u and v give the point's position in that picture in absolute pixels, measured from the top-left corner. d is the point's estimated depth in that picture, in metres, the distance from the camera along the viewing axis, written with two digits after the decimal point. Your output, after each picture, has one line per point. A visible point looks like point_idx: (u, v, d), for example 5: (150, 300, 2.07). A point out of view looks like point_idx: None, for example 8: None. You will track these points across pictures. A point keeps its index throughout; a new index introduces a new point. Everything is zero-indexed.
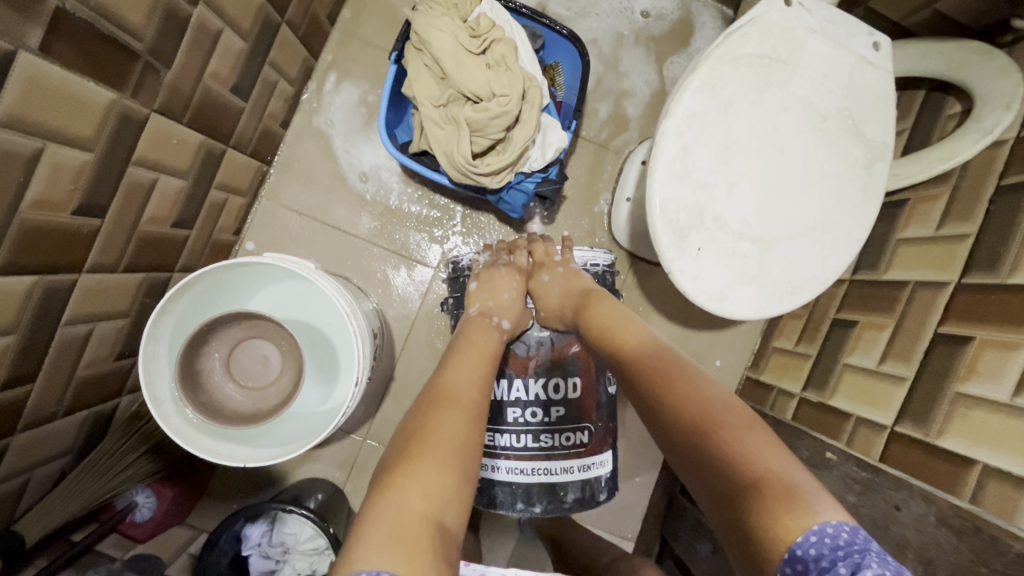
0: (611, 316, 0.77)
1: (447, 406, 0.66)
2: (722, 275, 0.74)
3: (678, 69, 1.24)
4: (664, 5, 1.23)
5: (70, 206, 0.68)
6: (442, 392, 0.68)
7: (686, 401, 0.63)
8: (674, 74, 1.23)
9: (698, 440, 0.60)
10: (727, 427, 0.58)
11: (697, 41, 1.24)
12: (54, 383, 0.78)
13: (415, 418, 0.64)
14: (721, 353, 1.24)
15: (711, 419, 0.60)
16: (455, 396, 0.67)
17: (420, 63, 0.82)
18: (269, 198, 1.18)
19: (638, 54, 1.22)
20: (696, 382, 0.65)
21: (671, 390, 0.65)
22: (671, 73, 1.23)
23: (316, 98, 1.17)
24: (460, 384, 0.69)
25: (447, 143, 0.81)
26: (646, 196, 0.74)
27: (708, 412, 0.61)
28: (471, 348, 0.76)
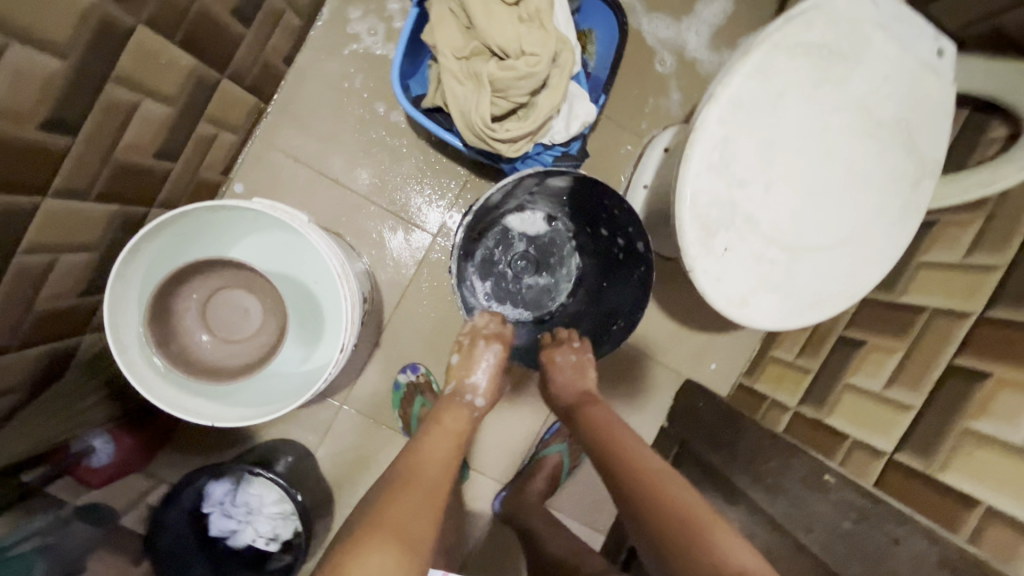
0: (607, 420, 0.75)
1: (422, 499, 0.64)
2: (745, 280, 0.70)
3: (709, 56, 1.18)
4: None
5: (36, 120, 0.60)
6: (421, 482, 0.66)
7: (663, 504, 0.62)
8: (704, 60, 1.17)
9: (678, 545, 0.59)
10: (699, 527, 0.60)
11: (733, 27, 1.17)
12: (8, 315, 0.71)
13: (386, 507, 0.62)
14: (717, 356, 1.21)
15: (676, 529, 0.60)
16: (425, 483, 0.66)
17: (444, 7, 0.73)
18: (263, 139, 1.09)
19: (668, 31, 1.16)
20: (664, 486, 0.64)
21: (646, 491, 0.64)
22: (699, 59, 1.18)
23: (325, 36, 1.08)
24: (438, 477, 0.68)
25: (464, 101, 0.73)
26: (677, 186, 0.68)
27: (667, 520, 0.61)
28: (438, 429, 0.75)
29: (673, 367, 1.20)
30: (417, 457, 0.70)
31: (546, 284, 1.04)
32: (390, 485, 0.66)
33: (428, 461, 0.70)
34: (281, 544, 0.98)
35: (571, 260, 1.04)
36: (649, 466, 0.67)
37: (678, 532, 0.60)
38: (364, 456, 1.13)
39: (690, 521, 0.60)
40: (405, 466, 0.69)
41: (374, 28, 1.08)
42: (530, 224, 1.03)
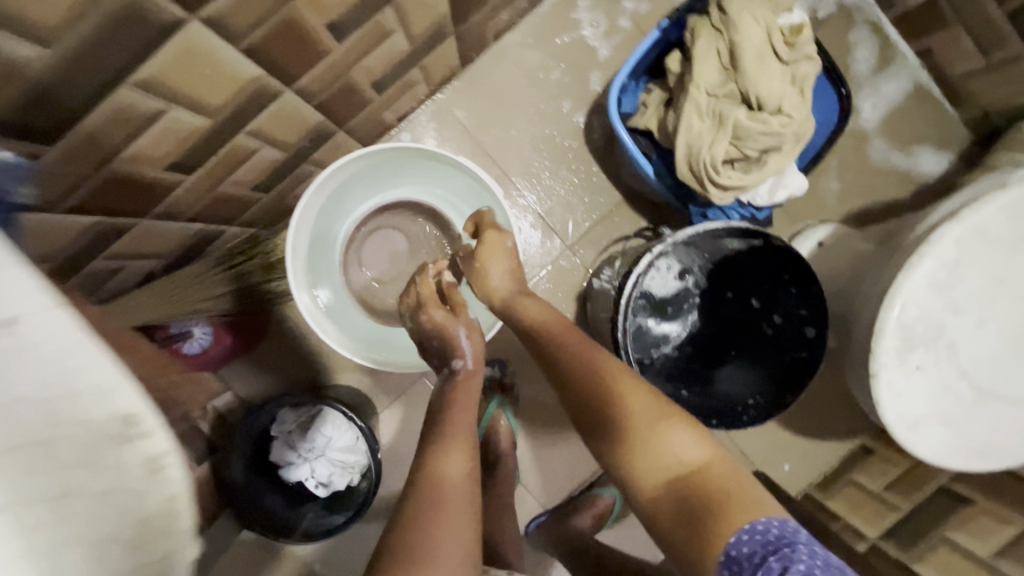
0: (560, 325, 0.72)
1: (444, 508, 0.58)
2: (924, 405, 0.68)
3: (884, 153, 1.12)
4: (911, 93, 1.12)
5: (330, 17, 0.60)
6: (439, 490, 0.60)
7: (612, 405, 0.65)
8: (878, 160, 1.12)
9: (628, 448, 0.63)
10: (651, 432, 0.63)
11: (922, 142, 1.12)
12: (200, 185, 0.71)
13: (406, 528, 0.57)
14: (793, 458, 1.16)
15: (608, 407, 0.65)
16: (453, 495, 0.60)
17: (712, 42, 0.73)
18: (442, 100, 1.10)
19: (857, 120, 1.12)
20: (615, 391, 0.65)
21: (598, 399, 0.66)
22: (873, 152, 1.12)
23: (536, 27, 1.10)
24: (455, 479, 0.61)
25: (700, 137, 0.73)
26: (892, 290, 0.66)
27: (602, 394, 0.65)
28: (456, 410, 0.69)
29: (747, 455, 1.16)
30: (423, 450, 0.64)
31: (653, 335, 0.87)
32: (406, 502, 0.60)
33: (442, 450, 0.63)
34: (328, 492, 0.95)
35: (689, 314, 0.88)
36: (584, 358, 0.68)
37: (610, 412, 0.65)
38: None
39: (608, 394, 0.65)
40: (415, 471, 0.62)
41: (597, 21, 1.11)
42: (668, 267, 0.86)
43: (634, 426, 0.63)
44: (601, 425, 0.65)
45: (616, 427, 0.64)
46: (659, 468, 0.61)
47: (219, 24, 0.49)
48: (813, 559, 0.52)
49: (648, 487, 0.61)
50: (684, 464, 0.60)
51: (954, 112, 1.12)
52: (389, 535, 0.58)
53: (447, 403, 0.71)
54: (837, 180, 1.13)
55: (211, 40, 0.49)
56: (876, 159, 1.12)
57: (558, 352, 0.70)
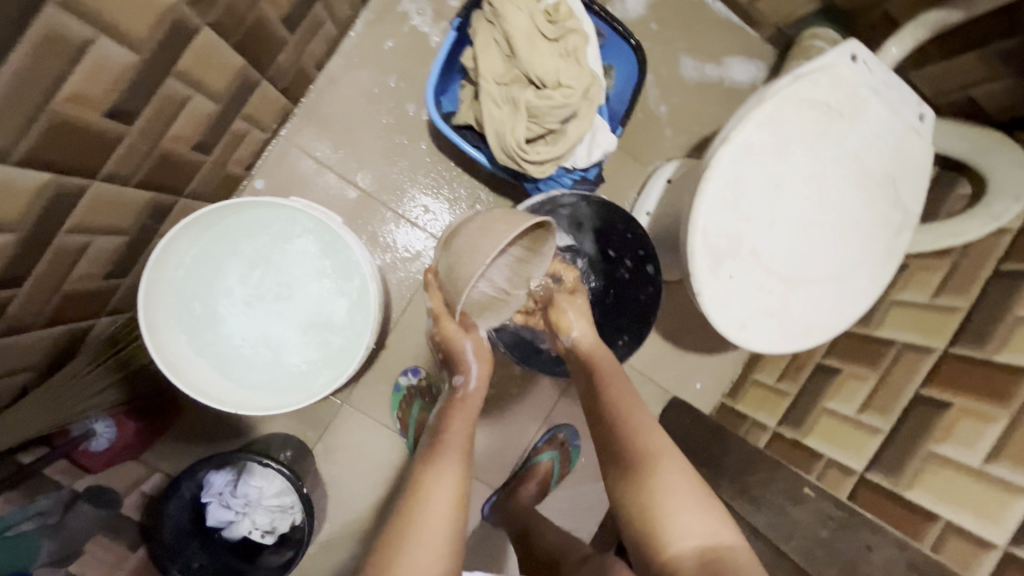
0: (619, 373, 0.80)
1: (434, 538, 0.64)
2: (747, 307, 0.77)
3: (701, 74, 1.23)
4: (711, 18, 1.22)
5: (105, 106, 0.62)
6: (425, 501, 0.66)
7: (636, 443, 0.73)
8: (693, 78, 1.23)
9: (649, 507, 0.69)
10: (660, 474, 0.70)
11: (732, 55, 1.23)
12: (40, 292, 0.72)
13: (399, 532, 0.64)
14: (702, 376, 1.27)
15: (653, 471, 0.70)
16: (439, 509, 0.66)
17: (487, 36, 0.79)
18: (286, 138, 1.12)
19: (675, 57, 1.21)
20: (659, 446, 0.72)
21: (636, 436, 0.73)
22: (685, 73, 1.22)
23: (359, 45, 1.13)
24: (441, 491, 0.67)
25: (499, 124, 0.79)
26: (692, 216, 0.75)
27: (631, 453, 0.72)
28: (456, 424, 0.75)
29: (662, 384, 1.26)
30: (421, 462, 0.71)
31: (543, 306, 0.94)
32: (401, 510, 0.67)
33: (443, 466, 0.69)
34: (276, 536, 0.99)
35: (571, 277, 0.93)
36: (638, 431, 0.73)
37: (651, 477, 0.70)
38: (363, 454, 1.15)
39: (653, 456, 0.71)
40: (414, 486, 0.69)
41: (422, 10, 1.15)
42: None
43: (652, 470, 0.70)
44: (619, 464, 0.73)
45: (649, 485, 0.70)
46: (684, 528, 0.66)
47: None
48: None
49: (673, 553, 0.66)
50: (713, 536, 0.66)
51: (755, 32, 1.23)
52: (388, 532, 0.65)
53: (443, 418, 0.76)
54: (665, 105, 1.22)
55: None
56: (692, 76, 1.22)
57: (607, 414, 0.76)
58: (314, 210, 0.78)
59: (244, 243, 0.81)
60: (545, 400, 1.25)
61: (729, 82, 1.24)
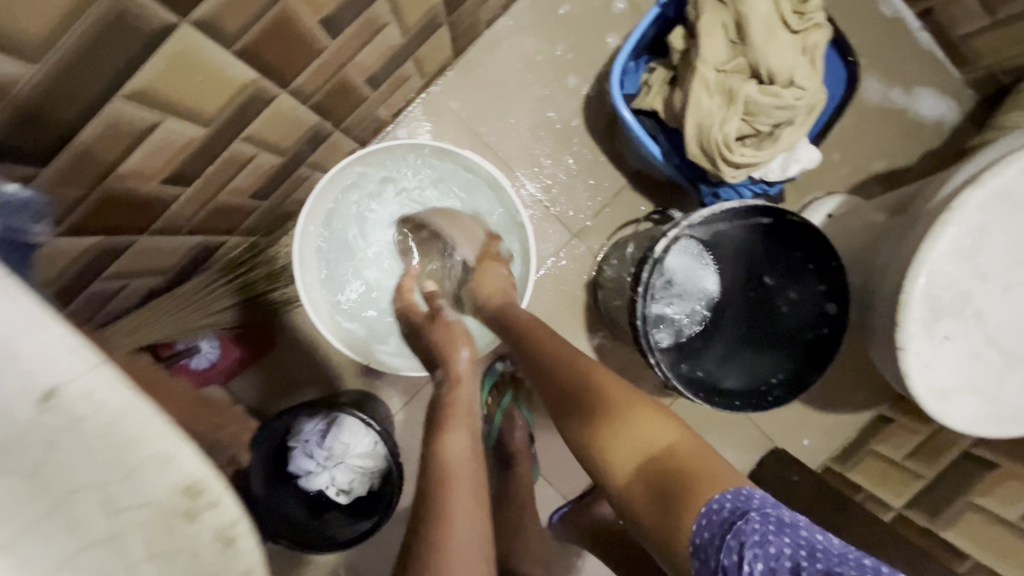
0: (551, 332, 0.68)
1: (458, 521, 0.55)
2: (954, 375, 0.66)
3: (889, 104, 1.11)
4: (913, 46, 1.10)
5: (325, 12, 0.57)
6: (447, 466, 0.59)
7: (563, 374, 0.65)
8: (876, 101, 1.10)
9: (597, 443, 0.62)
10: (608, 397, 0.62)
11: (926, 85, 1.11)
12: (200, 196, 0.69)
13: (429, 516, 0.55)
14: (812, 432, 1.16)
15: (590, 412, 0.63)
16: (461, 496, 0.57)
17: (717, 16, 0.71)
18: (437, 90, 1.07)
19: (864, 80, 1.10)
20: (572, 362, 0.65)
21: (559, 370, 0.65)
22: (868, 93, 1.10)
23: (532, 9, 1.07)
24: (461, 454, 0.60)
25: (710, 114, 0.71)
26: (917, 259, 0.65)
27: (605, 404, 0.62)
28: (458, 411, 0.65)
29: (765, 431, 1.15)
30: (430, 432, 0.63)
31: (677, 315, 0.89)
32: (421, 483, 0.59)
33: (451, 454, 0.60)
34: (350, 498, 0.95)
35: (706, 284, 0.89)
36: (597, 376, 0.64)
37: (598, 418, 0.62)
38: None
39: (607, 397, 0.62)
40: (426, 451, 0.61)
41: None
42: (686, 251, 0.87)
43: (587, 396, 0.63)
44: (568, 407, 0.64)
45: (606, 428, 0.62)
46: (625, 454, 0.60)
47: (211, 28, 0.46)
48: (768, 524, 0.51)
49: (624, 481, 0.60)
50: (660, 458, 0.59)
51: (957, 71, 1.11)
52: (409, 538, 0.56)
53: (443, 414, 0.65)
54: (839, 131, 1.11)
55: (204, 44, 0.47)
56: (875, 99, 1.10)
57: (582, 373, 0.64)
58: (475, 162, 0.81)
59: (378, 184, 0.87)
60: None
61: (918, 119, 1.11)
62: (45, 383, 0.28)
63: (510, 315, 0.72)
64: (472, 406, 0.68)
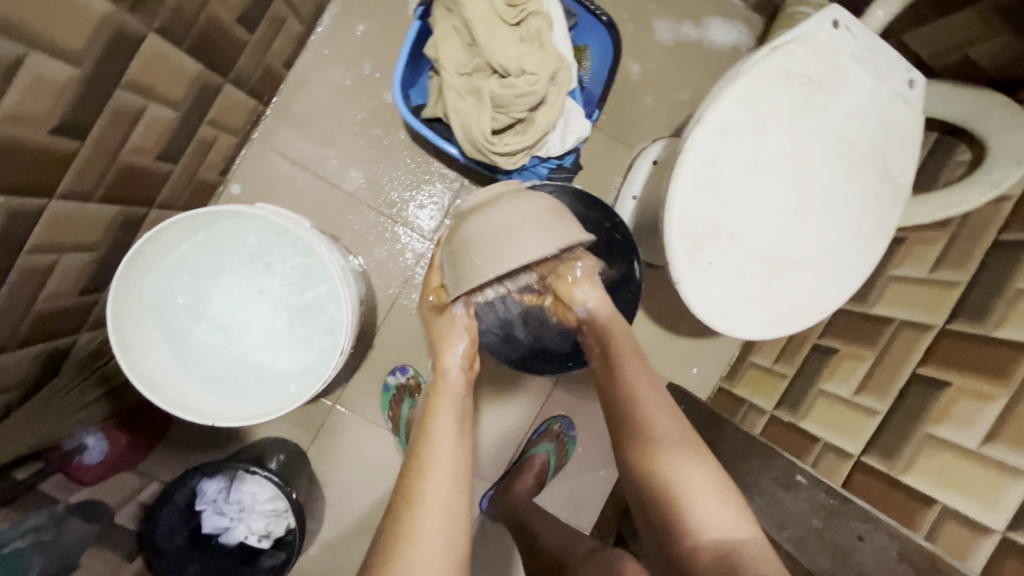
0: (624, 348, 0.76)
1: (434, 509, 0.62)
2: (727, 293, 0.74)
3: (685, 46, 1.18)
4: None
5: (50, 124, 0.61)
6: (427, 462, 0.65)
7: (644, 426, 0.71)
8: (670, 40, 1.18)
9: (659, 503, 0.69)
10: (678, 456, 0.69)
11: (712, 16, 1.18)
12: (10, 313, 0.72)
13: (404, 501, 0.63)
14: (699, 360, 1.25)
15: (653, 468, 0.69)
16: (439, 496, 0.63)
17: (448, 24, 0.76)
18: (260, 140, 1.10)
19: (656, 27, 1.17)
20: (657, 426, 0.71)
21: (650, 429, 0.71)
22: (661, 39, 1.17)
23: (329, 40, 1.10)
24: (446, 461, 0.65)
25: (465, 116, 0.76)
26: (666, 203, 0.72)
27: (657, 448, 0.70)
28: (454, 423, 0.70)
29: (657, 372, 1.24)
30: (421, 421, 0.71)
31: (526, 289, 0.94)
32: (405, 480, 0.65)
33: (438, 455, 0.66)
34: (273, 540, 1.00)
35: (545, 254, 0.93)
36: (651, 417, 0.72)
37: (675, 486, 0.68)
38: (358, 456, 1.15)
39: (669, 445, 0.70)
40: (416, 444, 0.68)
41: None
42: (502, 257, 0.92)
43: (656, 460, 0.69)
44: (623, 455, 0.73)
45: (665, 483, 0.69)
46: (684, 513, 0.66)
47: None
48: None
49: (691, 543, 0.65)
50: (732, 532, 0.65)
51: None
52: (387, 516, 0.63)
53: (432, 411, 0.71)
54: (647, 81, 1.18)
55: None
56: (668, 39, 1.18)
57: (638, 415, 0.72)
58: (278, 216, 0.76)
59: (185, 254, 0.79)
60: (538, 393, 1.24)
61: (715, 47, 1.19)
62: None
63: (607, 333, 0.78)
64: (466, 412, 0.73)
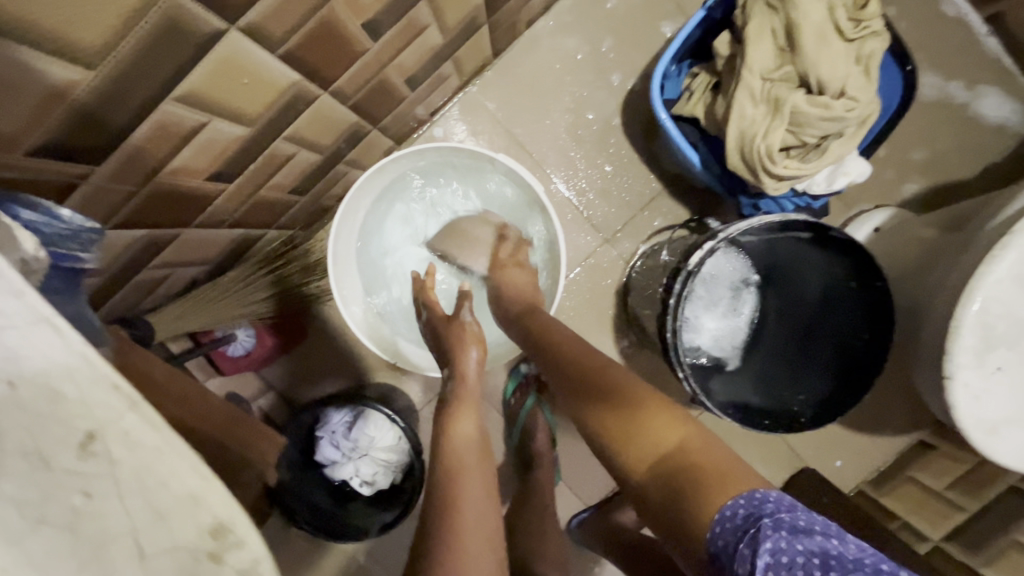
0: (579, 347, 0.63)
1: (460, 491, 0.58)
2: (1004, 408, 0.63)
3: (949, 114, 1.05)
4: (978, 53, 1.04)
5: (365, 16, 0.58)
6: (450, 449, 0.62)
7: (604, 413, 0.58)
8: (930, 96, 1.04)
9: (649, 485, 0.54)
10: (645, 437, 0.55)
11: (990, 87, 1.04)
12: (242, 191, 0.70)
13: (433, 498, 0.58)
14: (845, 454, 1.11)
15: (626, 449, 0.56)
16: (474, 475, 0.60)
17: (766, 21, 0.68)
18: (475, 91, 1.07)
19: (923, 84, 1.04)
20: (617, 401, 0.58)
21: (608, 405, 0.58)
22: (924, 97, 1.04)
23: (574, 11, 1.05)
24: (469, 445, 0.63)
25: (754, 124, 0.68)
26: (969, 287, 0.61)
27: (632, 428, 0.57)
28: (469, 404, 0.68)
29: (797, 451, 1.11)
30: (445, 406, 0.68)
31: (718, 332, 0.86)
32: (435, 457, 0.62)
33: (461, 437, 0.64)
34: (373, 490, 0.96)
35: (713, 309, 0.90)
36: (603, 389, 0.59)
37: (664, 470, 0.54)
38: None
39: (604, 372, 0.60)
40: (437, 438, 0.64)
41: None
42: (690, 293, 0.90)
43: (631, 435, 0.56)
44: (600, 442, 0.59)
45: (652, 467, 0.54)
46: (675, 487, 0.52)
47: (257, 33, 0.48)
48: (780, 530, 0.44)
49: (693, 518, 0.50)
50: (669, 439, 0.55)
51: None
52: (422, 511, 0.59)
53: (458, 395, 0.69)
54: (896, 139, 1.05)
55: (251, 48, 0.48)
56: (929, 94, 1.04)
57: (582, 361, 0.62)
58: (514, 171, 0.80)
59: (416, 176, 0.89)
60: None
61: (980, 122, 1.05)
62: (84, 426, 0.26)
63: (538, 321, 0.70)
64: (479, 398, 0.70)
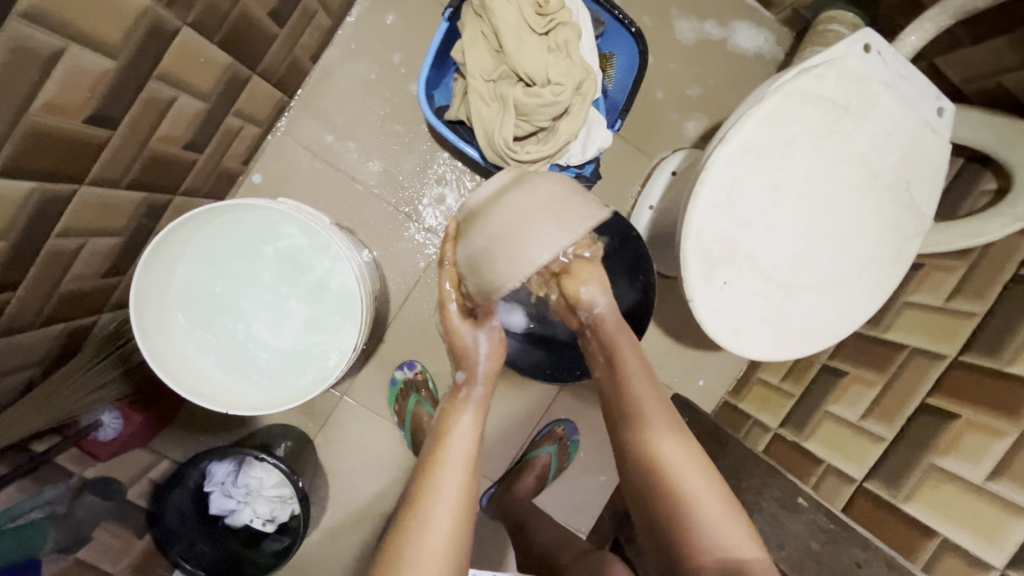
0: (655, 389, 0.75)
1: (444, 500, 0.65)
2: (741, 313, 0.74)
3: (713, 56, 1.17)
4: None
5: (84, 113, 0.62)
6: (444, 457, 0.69)
7: (653, 463, 0.72)
8: (691, 39, 1.16)
9: (668, 521, 0.70)
10: (687, 491, 0.70)
11: (740, 24, 1.17)
12: (36, 293, 0.73)
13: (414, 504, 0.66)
14: (705, 373, 1.24)
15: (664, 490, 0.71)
16: (456, 485, 0.67)
17: (476, 29, 0.77)
18: (283, 132, 1.11)
19: (683, 35, 1.16)
20: (664, 455, 0.71)
21: (669, 460, 0.71)
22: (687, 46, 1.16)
23: (357, 36, 1.11)
24: (458, 452, 0.69)
25: (489, 121, 0.77)
26: (685, 220, 0.72)
27: (665, 475, 0.71)
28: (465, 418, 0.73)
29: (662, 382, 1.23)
30: (440, 422, 0.73)
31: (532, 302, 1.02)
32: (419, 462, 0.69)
33: (454, 450, 0.69)
34: (277, 525, 1.02)
35: None
36: (661, 439, 0.72)
37: (682, 517, 0.69)
38: (361, 448, 1.17)
39: (673, 465, 0.71)
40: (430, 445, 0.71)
41: None
42: None
43: (668, 479, 0.71)
44: (640, 486, 0.73)
45: (679, 511, 0.69)
46: (693, 541, 0.68)
47: None
48: None
49: (694, 563, 0.68)
50: (739, 551, 0.67)
51: (768, 11, 1.17)
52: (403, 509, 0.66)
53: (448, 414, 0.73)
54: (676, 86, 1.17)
55: None
56: (689, 40, 1.16)
57: (635, 411, 0.75)
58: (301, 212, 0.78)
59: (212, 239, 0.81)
60: (542, 398, 1.24)
61: (738, 55, 1.17)
62: None
63: (609, 339, 0.77)
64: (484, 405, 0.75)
